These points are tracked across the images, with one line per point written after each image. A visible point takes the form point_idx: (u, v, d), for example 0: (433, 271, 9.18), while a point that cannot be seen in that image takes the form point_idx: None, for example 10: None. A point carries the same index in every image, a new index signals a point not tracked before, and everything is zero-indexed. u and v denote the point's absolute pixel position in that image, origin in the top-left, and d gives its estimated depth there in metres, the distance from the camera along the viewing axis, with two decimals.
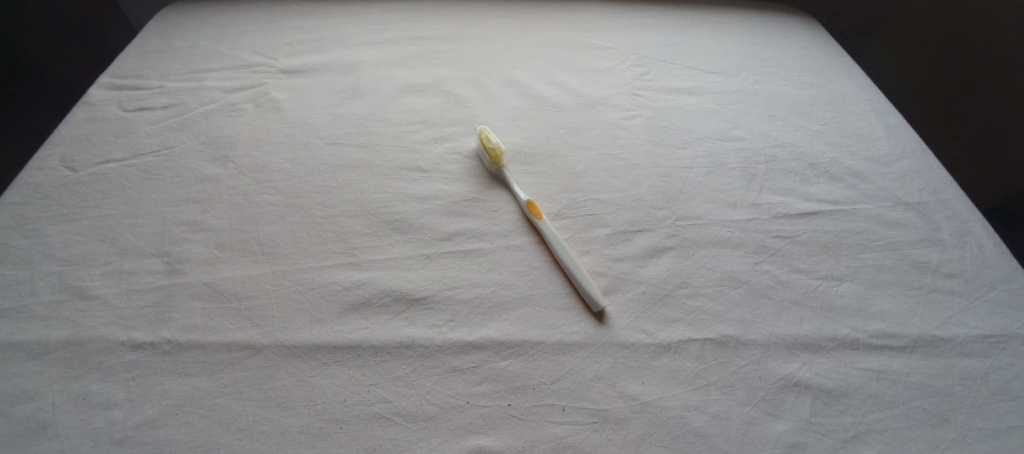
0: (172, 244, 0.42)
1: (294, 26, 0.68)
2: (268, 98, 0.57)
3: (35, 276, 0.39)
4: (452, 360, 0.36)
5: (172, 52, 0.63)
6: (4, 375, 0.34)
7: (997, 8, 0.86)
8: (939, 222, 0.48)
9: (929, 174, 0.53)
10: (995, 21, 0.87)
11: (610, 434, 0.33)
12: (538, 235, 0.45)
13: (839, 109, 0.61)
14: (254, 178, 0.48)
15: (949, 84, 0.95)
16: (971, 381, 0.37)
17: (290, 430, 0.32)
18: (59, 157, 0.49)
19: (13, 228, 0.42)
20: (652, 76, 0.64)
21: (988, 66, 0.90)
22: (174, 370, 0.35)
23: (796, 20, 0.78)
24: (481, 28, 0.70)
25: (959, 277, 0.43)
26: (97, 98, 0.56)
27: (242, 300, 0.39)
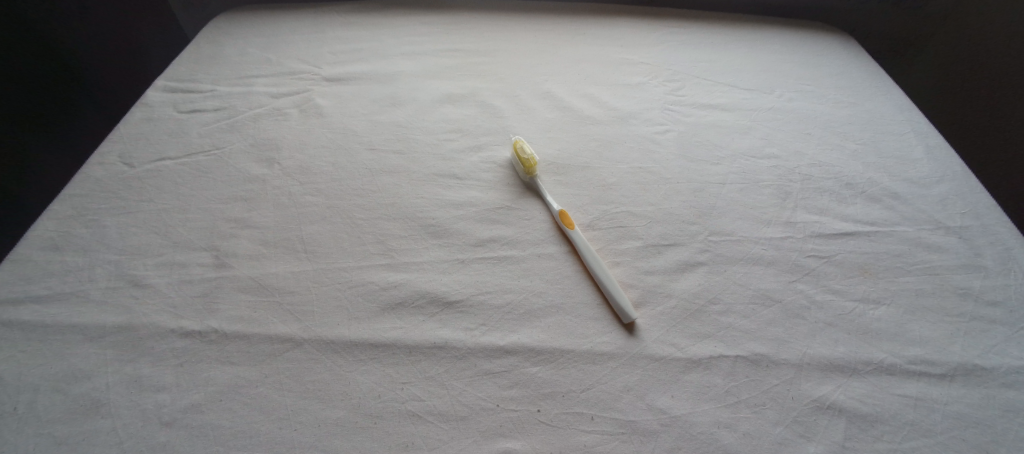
0: (220, 239, 0.44)
1: (338, 36, 0.71)
2: (312, 104, 0.60)
3: (95, 264, 0.42)
4: (483, 363, 0.37)
5: (224, 58, 0.66)
6: (65, 355, 0.36)
7: (996, 9, 0.87)
8: (982, 248, 0.47)
9: (972, 198, 0.52)
10: (995, 21, 0.88)
11: (638, 445, 0.33)
12: (569, 244, 0.46)
13: (877, 129, 0.60)
14: (297, 179, 0.51)
15: (951, 84, 0.97)
16: (1016, 413, 0.35)
17: (326, 422, 0.33)
18: (119, 153, 0.52)
19: (76, 218, 0.45)
20: (685, 92, 0.65)
21: (989, 67, 0.92)
22: (219, 359, 0.36)
23: (834, 38, 0.78)
24: (516, 41, 0.72)
25: (1004, 304, 0.42)
26: (155, 100, 0.59)
27: (285, 295, 0.40)
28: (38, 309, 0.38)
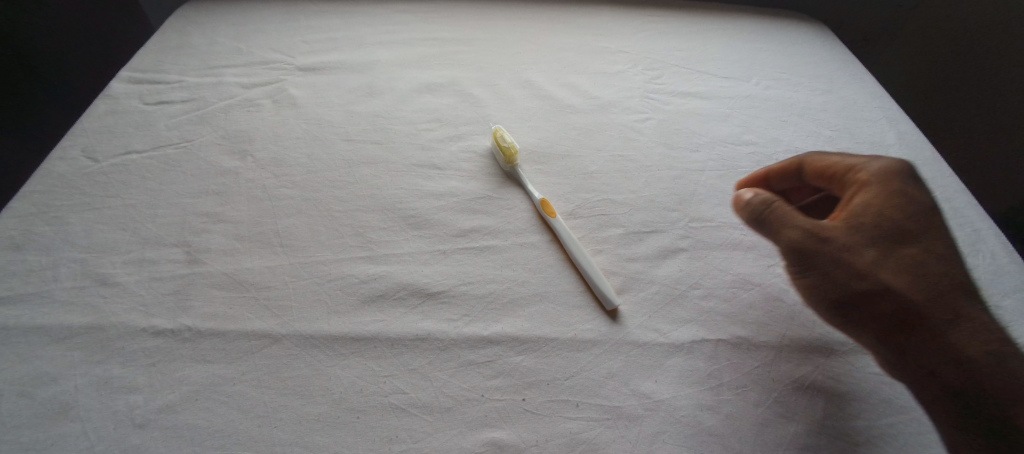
0: (192, 235, 0.43)
1: (312, 25, 0.69)
2: (286, 94, 0.58)
3: (59, 262, 0.40)
4: (467, 354, 0.36)
5: (192, 49, 0.64)
6: (27, 358, 0.34)
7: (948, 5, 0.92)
8: (951, 229, 0.48)
9: (941, 182, 0.53)
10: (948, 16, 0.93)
11: (623, 430, 0.33)
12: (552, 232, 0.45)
13: (851, 116, 0.62)
14: (272, 172, 0.49)
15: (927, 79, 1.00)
16: None
17: (307, 418, 0.33)
18: (82, 147, 0.50)
19: (36, 216, 0.43)
20: (665, 80, 0.65)
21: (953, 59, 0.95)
22: (193, 357, 0.35)
23: (809, 27, 0.79)
24: (495, 30, 0.71)
25: (972, 284, 0.43)
26: (119, 92, 0.57)
27: (260, 291, 0.39)
28: None
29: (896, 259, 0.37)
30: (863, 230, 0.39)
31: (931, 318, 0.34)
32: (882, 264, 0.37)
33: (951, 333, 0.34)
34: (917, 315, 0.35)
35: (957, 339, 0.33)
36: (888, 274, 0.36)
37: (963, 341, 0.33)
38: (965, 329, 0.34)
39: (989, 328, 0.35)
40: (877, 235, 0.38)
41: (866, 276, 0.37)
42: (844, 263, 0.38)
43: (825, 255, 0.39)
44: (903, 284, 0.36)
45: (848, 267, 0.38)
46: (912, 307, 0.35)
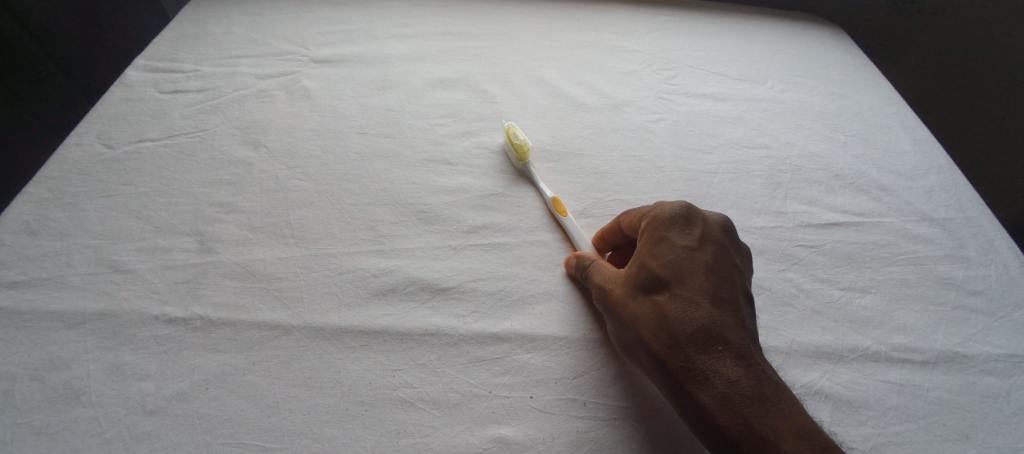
0: (205, 224, 0.43)
1: (327, 17, 0.69)
2: (300, 86, 0.59)
3: (73, 248, 0.40)
4: (476, 350, 0.36)
5: (208, 38, 0.64)
6: (42, 342, 0.35)
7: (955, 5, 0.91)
8: (965, 239, 0.48)
9: (956, 190, 0.53)
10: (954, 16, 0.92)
11: (629, 430, 0.34)
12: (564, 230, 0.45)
13: (866, 121, 0.61)
14: (285, 163, 0.49)
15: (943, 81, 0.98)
16: (993, 398, 0.37)
17: (317, 409, 0.33)
18: (97, 134, 0.50)
19: (51, 201, 0.43)
20: (679, 81, 0.64)
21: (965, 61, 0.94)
22: (204, 346, 0.35)
23: (825, 30, 0.78)
24: (509, 26, 0.71)
25: (984, 294, 0.43)
26: (134, 80, 0.57)
27: (272, 282, 0.39)
28: (13, 295, 0.37)
29: (635, 309, 0.35)
30: (633, 280, 0.36)
31: (668, 372, 0.33)
32: (628, 316, 0.35)
33: (683, 387, 0.32)
34: (658, 367, 0.33)
35: (685, 396, 0.32)
36: (637, 328, 0.34)
37: (693, 399, 0.31)
38: (704, 383, 0.31)
39: (763, 381, 0.31)
40: (640, 283, 0.36)
41: (627, 328, 0.35)
42: (616, 317, 0.36)
43: (604, 309, 0.37)
44: (643, 337, 0.34)
45: (613, 317, 0.37)
46: (653, 361, 0.33)
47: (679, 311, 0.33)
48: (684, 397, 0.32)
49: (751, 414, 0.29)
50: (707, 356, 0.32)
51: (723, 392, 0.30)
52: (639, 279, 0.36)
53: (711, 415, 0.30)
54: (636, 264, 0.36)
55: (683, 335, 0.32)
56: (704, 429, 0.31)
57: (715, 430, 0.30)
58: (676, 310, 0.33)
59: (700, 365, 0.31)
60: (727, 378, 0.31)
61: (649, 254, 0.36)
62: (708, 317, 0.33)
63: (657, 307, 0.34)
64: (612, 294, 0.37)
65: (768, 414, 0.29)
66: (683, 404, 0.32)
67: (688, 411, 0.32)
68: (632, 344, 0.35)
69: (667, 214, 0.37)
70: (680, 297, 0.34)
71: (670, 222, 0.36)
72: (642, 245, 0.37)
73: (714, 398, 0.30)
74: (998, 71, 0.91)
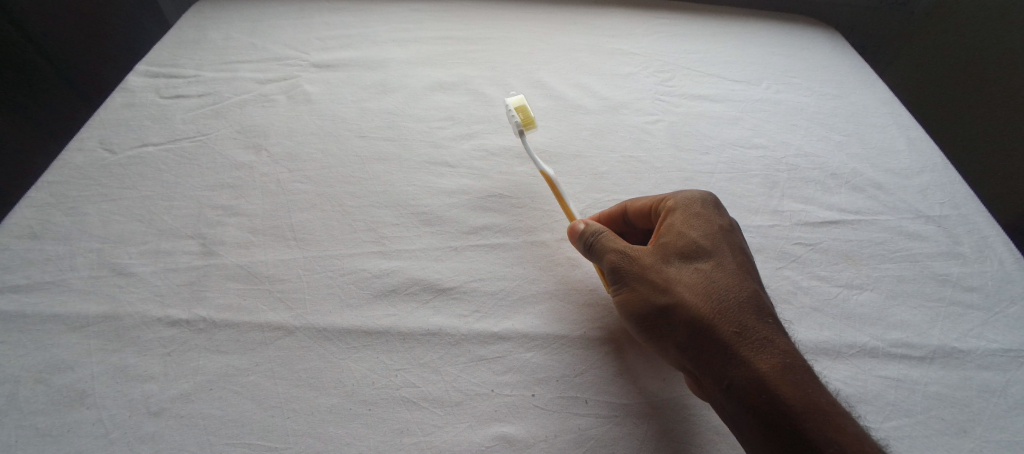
0: (207, 227, 0.43)
1: (327, 22, 0.70)
2: (301, 90, 0.59)
3: (76, 252, 0.41)
4: (477, 349, 0.37)
5: (209, 43, 0.65)
6: (44, 345, 0.35)
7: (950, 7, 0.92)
8: (960, 236, 0.48)
9: (950, 188, 0.53)
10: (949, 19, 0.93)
11: (631, 428, 0.34)
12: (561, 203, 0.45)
13: (861, 121, 0.62)
14: (286, 166, 0.50)
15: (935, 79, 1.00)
16: (991, 393, 0.37)
17: (320, 410, 0.33)
18: (99, 139, 0.50)
19: (54, 206, 0.44)
20: (676, 83, 0.65)
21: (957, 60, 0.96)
22: (208, 348, 0.36)
23: (820, 32, 0.79)
24: (508, 30, 0.72)
25: (980, 290, 0.44)
26: (136, 85, 0.57)
27: (274, 283, 0.40)
28: (16, 298, 0.37)
29: (680, 273, 0.36)
30: (669, 251, 0.37)
31: (720, 333, 0.33)
32: (665, 282, 0.36)
33: (734, 351, 0.33)
34: (700, 332, 0.34)
35: (736, 361, 0.32)
36: (680, 293, 0.35)
37: (747, 361, 0.32)
38: (755, 346, 0.33)
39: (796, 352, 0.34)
40: (677, 255, 0.37)
41: (662, 294, 0.35)
42: (646, 283, 0.36)
43: (629, 276, 0.37)
44: (686, 302, 0.35)
45: (642, 284, 0.36)
46: (700, 323, 0.34)
47: (723, 281, 0.36)
48: (733, 363, 0.32)
49: (803, 378, 0.31)
50: (757, 320, 0.34)
51: (776, 356, 0.32)
52: (677, 251, 0.37)
53: (766, 378, 0.31)
54: (671, 238, 0.38)
55: (730, 302, 0.34)
56: (754, 393, 0.31)
57: (771, 393, 0.31)
58: (722, 278, 0.36)
59: (750, 331, 0.33)
60: (775, 341, 0.33)
61: (687, 230, 0.38)
62: (748, 289, 0.36)
63: (701, 277, 0.36)
64: (643, 262, 0.37)
65: (814, 377, 0.32)
66: (727, 369, 0.32)
67: (734, 377, 0.32)
68: (666, 311, 0.35)
69: (696, 200, 0.41)
70: (721, 269, 0.36)
71: (705, 205, 0.41)
72: (674, 222, 0.39)
73: (768, 358, 0.32)
74: (998, 71, 0.92)
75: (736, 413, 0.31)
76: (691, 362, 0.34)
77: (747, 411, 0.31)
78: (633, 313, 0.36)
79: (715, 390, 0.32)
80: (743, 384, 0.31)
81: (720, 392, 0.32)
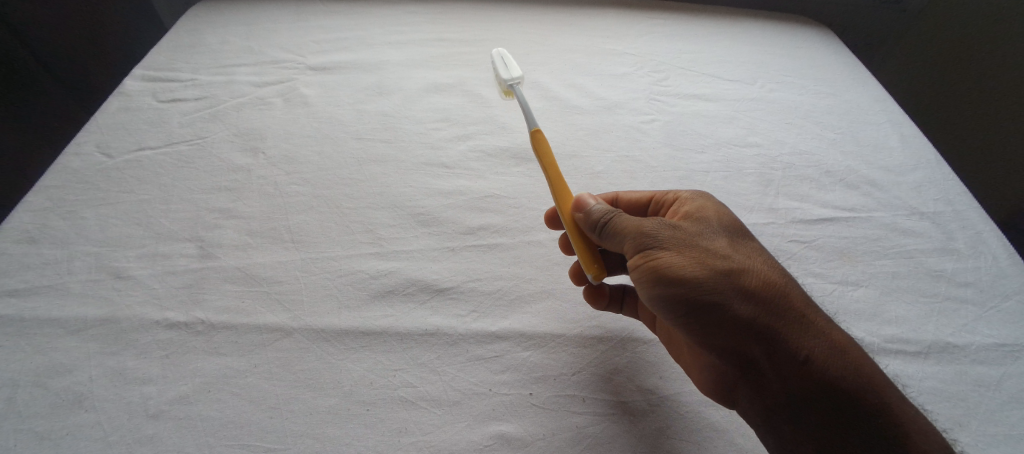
0: (204, 230, 0.44)
1: (323, 25, 0.70)
2: (297, 93, 0.59)
3: (74, 255, 0.41)
4: (475, 349, 0.37)
5: (205, 47, 0.65)
6: (42, 349, 0.35)
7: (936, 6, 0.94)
8: (954, 232, 0.49)
9: (944, 184, 0.54)
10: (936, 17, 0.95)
11: (628, 425, 0.34)
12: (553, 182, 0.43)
13: (855, 119, 0.62)
14: (284, 169, 0.50)
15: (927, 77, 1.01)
16: (986, 387, 0.37)
17: (318, 410, 0.33)
18: (96, 143, 0.51)
19: (51, 210, 0.44)
20: (670, 83, 0.65)
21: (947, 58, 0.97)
22: (206, 350, 0.36)
23: (813, 31, 0.79)
24: (503, 31, 0.72)
25: (974, 285, 0.44)
26: (133, 89, 0.58)
27: (272, 285, 0.40)
28: (14, 303, 0.37)
29: (733, 247, 0.36)
30: (712, 227, 0.37)
31: (785, 304, 0.34)
32: (722, 254, 0.35)
33: (800, 320, 0.34)
34: (768, 302, 0.34)
35: (802, 331, 0.33)
36: (739, 264, 0.35)
37: (813, 331, 0.33)
38: (814, 315, 0.34)
39: None
40: (722, 231, 0.38)
41: (727, 264, 0.35)
42: (703, 255, 0.35)
43: (683, 247, 0.35)
44: (746, 274, 0.35)
45: (705, 254, 0.35)
46: (767, 293, 0.34)
47: (767, 257, 0.37)
48: (799, 334, 0.33)
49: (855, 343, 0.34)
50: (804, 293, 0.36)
51: (831, 325, 0.34)
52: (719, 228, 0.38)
53: (833, 346, 0.33)
54: (710, 216, 0.39)
55: (782, 274, 0.36)
56: (825, 362, 0.32)
57: (843, 360, 0.32)
58: (764, 254, 0.37)
59: (806, 301, 0.35)
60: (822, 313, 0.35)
61: (722, 211, 0.40)
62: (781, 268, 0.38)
63: (749, 251, 0.37)
64: (692, 236, 0.36)
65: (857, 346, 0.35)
66: (794, 340, 0.33)
67: (804, 347, 0.33)
68: (733, 281, 0.34)
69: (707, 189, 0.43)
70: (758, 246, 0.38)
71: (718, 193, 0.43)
72: (702, 205, 0.40)
73: (827, 326, 0.34)
74: (998, 64, 0.91)
75: (807, 384, 0.32)
76: (755, 338, 0.33)
77: (821, 380, 0.32)
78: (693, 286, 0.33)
79: (781, 364, 0.33)
80: (813, 354, 0.32)
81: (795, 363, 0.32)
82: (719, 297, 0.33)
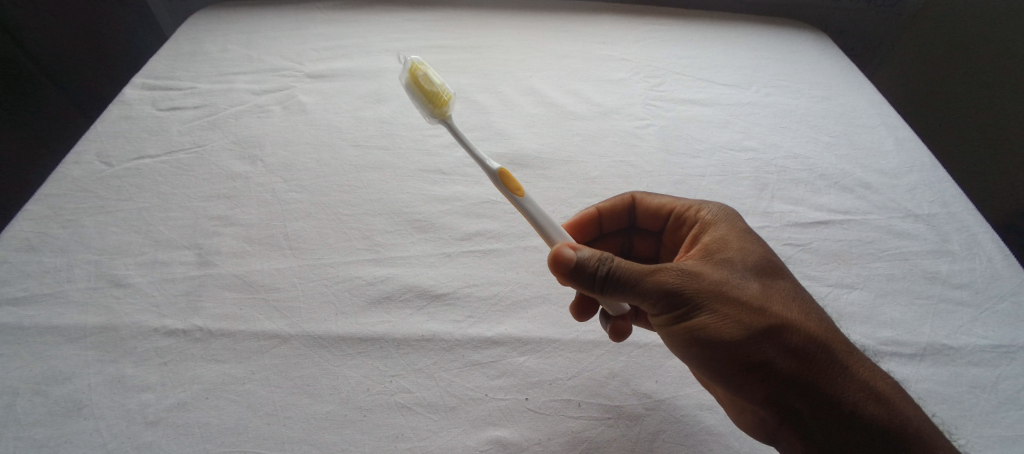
0: (203, 237, 0.44)
1: (321, 33, 0.71)
2: (296, 101, 0.60)
3: (74, 263, 0.41)
4: (471, 354, 0.37)
5: (204, 55, 0.66)
6: (42, 357, 0.35)
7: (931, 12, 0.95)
8: (949, 234, 0.49)
9: (939, 187, 0.54)
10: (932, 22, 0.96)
11: (624, 429, 0.34)
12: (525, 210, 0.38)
13: (849, 122, 0.62)
14: (282, 176, 0.50)
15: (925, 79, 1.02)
16: (982, 388, 0.37)
17: (314, 416, 0.33)
18: (96, 152, 0.51)
19: (51, 219, 0.44)
20: (666, 87, 0.66)
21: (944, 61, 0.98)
22: (204, 357, 0.36)
23: (808, 36, 0.80)
24: (500, 38, 0.73)
25: (969, 287, 0.44)
26: (133, 98, 0.58)
27: (270, 292, 0.40)
28: (14, 311, 0.38)
29: (765, 291, 0.33)
30: (738, 265, 0.35)
31: (826, 354, 0.31)
32: (755, 302, 0.32)
33: (844, 372, 0.31)
34: (807, 355, 0.31)
35: (844, 380, 0.30)
36: (772, 310, 0.32)
37: (857, 382, 0.30)
38: (857, 364, 0.31)
39: None
40: (751, 272, 0.35)
41: (760, 316, 0.32)
42: (733, 302, 0.32)
43: (709, 294, 0.32)
44: (780, 320, 0.32)
45: (736, 306, 0.32)
46: (805, 344, 0.31)
47: (801, 298, 0.34)
48: (842, 383, 0.30)
49: (899, 387, 0.31)
50: (842, 337, 0.33)
51: (872, 370, 0.31)
52: (744, 265, 0.35)
53: (880, 394, 0.30)
54: (735, 255, 0.36)
55: (818, 319, 0.33)
56: (872, 415, 0.29)
57: (891, 412, 0.29)
58: (797, 294, 0.35)
59: (847, 349, 0.32)
60: (866, 358, 0.32)
61: (749, 248, 0.36)
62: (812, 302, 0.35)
63: (783, 294, 0.34)
64: (718, 279, 0.33)
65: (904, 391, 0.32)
66: (838, 391, 0.30)
67: (847, 398, 0.30)
68: (768, 335, 0.31)
69: (732, 215, 0.40)
70: (787, 282, 0.35)
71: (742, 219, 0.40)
72: (724, 236, 0.38)
73: (873, 374, 0.31)
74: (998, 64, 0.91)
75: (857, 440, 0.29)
76: (795, 391, 0.30)
77: (872, 436, 0.29)
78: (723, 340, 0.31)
79: (826, 418, 0.30)
80: (860, 405, 0.30)
81: (841, 420, 0.30)
82: (754, 350, 0.31)
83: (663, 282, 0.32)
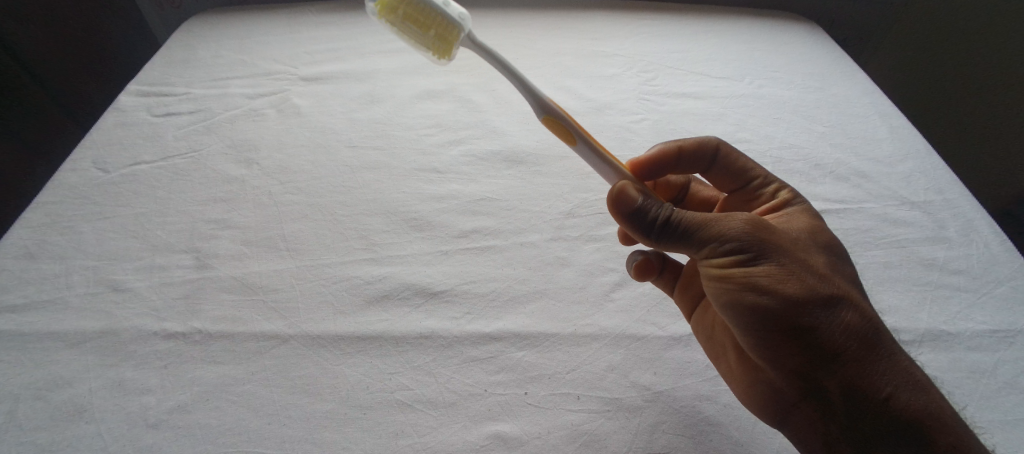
0: (201, 241, 0.44)
1: (315, 37, 0.71)
2: (290, 104, 0.60)
3: (72, 270, 0.41)
4: (470, 350, 0.37)
5: (198, 61, 0.66)
6: (43, 362, 0.35)
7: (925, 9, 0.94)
8: (945, 220, 0.49)
9: (935, 174, 0.54)
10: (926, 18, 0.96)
11: (624, 421, 0.34)
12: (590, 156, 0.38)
13: (843, 112, 0.63)
14: (278, 179, 0.50)
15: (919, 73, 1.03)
16: (981, 373, 0.37)
17: (315, 415, 0.33)
18: (93, 159, 0.51)
19: (50, 226, 0.44)
20: (659, 82, 0.66)
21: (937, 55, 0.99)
22: (203, 359, 0.36)
23: (800, 27, 0.80)
24: (492, 37, 0.73)
25: (966, 273, 0.44)
26: (128, 105, 0.58)
27: (269, 293, 0.40)
28: (13, 318, 0.38)
29: (827, 264, 0.33)
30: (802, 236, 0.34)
31: (877, 335, 0.30)
32: (817, 270, 0.31)
33: (889, 355, 0.30)
34: (860, 330, 0.30)
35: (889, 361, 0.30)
36: (833, 281, 0.31)
37: (901, 368, 0.30)
38: (902, 350, 0.31)
39: None
40: (815, 245, 0.34)
41: (822, 282, 0.31)
42: (799, 261, 0.31)
43: (776, 248, 0.31)
44: (841, 289, 0.31)
45: (801, 267, 0.31)
46: (860, 320, 0.30)
47: (857, 282, 0.34)
48: (885, 363, 0.30)
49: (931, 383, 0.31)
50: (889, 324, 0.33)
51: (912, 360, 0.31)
52: (808, 238, 0.35)
53: (920, 383, 0.29)
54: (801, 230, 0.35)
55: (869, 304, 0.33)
56: (907, 400, 0.29)
57: (926, 400, 0.29)
58: (855, 277, 0.34)
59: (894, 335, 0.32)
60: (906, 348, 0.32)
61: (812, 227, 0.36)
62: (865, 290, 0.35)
63: (842, 272, 0.33)
64: (786, 239, 0.32)
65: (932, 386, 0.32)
66: (878, 371, 0.29)
67: (887, 380, 0.29)
68: (826, 302, 0.30)
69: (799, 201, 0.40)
70: (849, 264, 0.35)
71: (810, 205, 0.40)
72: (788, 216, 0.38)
73: (913, 363, 0.31)
74: (995, 61, 0.92)
75: (880, 422, 0.29)
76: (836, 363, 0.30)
77: (900, 421, 0.28)
78: (778, 296, 0.30)
79: (856, 397, 0.29)
80: (897, 389, 0.29)
81: (874, 399, 0.29)
82: (810, 312, 0.30)
83: (729, 227, 0.32)
